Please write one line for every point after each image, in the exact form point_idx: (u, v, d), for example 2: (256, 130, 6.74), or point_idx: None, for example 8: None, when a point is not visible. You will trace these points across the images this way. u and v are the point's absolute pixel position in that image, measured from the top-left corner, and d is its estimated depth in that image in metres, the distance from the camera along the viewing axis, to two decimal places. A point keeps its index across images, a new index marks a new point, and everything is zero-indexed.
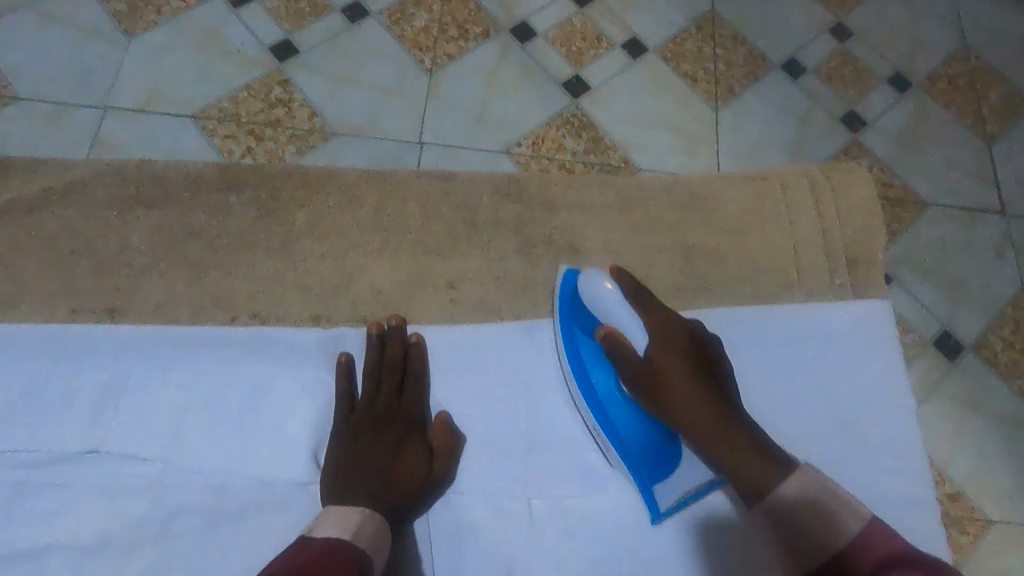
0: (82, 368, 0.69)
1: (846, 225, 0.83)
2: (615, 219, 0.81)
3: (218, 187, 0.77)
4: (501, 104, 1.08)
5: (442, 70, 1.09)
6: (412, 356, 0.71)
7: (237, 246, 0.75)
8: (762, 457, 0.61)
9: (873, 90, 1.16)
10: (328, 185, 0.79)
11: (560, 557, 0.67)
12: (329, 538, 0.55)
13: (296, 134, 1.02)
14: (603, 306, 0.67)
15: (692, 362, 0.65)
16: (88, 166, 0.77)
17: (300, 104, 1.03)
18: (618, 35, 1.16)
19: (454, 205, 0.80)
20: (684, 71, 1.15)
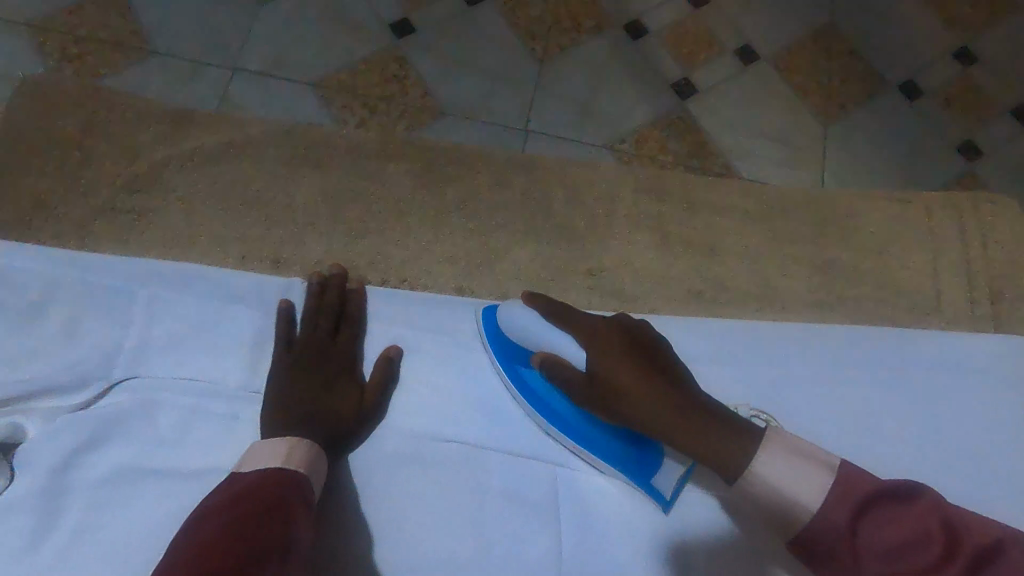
0: (247, 311, 0.74)
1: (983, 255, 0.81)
2: (749, 226, 0.82)
3: (373, 155, 0.82)
4: (609, 99, 1.09)
5: (554, 61, 1.10)
6: (349, 303, 0.73)
7: (388, 213, 0.80)
8: (728, 432, 0.56)
9: (1000, 120, 1.13)
10: (476, 165, 0.83)
11: (689, 550, 0.66)
12: (264, 469, 0.56)
13: (409, 111, 1.05)
14: (524, 326, 0.66)
15: (633, 357, 0.61)
16: (262, 126, 0.83)
17: (413, 82, 1.06)
18: (730, 40, 1.15)
19: (592, 196, 0.82)
20: (797, 82, 1.14)
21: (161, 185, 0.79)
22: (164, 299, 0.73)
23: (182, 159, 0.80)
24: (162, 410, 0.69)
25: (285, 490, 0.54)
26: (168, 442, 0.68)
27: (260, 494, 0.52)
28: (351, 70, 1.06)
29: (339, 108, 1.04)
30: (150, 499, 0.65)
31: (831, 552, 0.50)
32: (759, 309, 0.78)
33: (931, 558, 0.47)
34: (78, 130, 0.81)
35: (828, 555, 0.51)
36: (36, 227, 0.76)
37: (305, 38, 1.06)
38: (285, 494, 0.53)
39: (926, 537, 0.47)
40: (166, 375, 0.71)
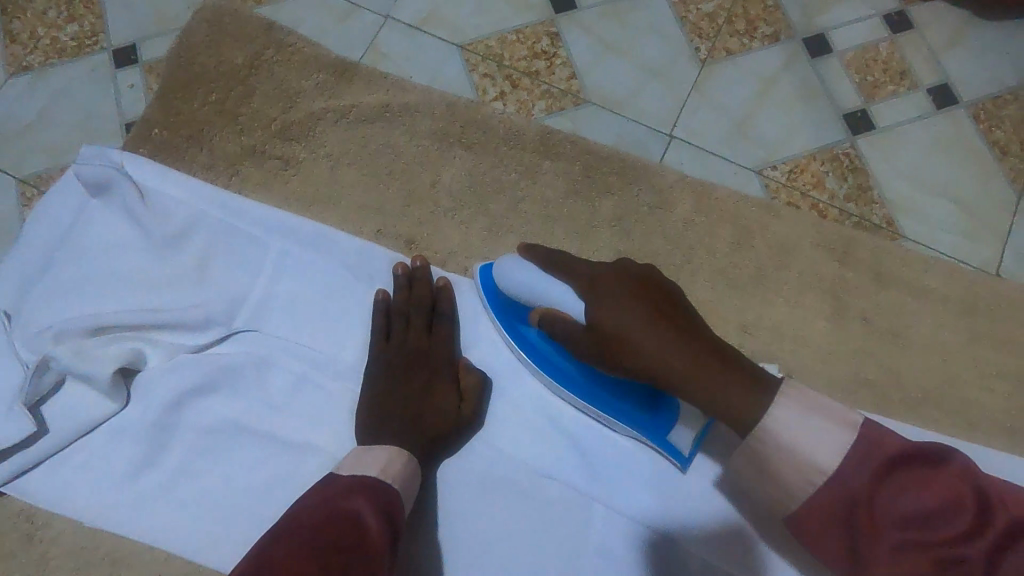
0: (372, 291, 0.71)
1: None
2: (945, 316, 0.69)
3: (532, 147, 0.75)
4: (770, 119, 0.90)
5: (717, 65, 0.92)
6: (440, 299, 0.69)
7: (534, 214, 0.73)
8: (739, 386, 0.51)
9: None
10: (637, 179, 0.74)
11: None
12: (353, 476, 0.56)
13: (550, 92, 0.89)
14: (522, 280, 0.60)
15: (637, 306, 0.54)
16: (424, 93, 0.78)
17: (563, 62, 0.90)
18: (927, 77, 0.93)
19: (764, 241, 0.71)
20: (997, 139, 0.90)
21: (313, 138, 0.76)
22: (295, 258, 0.71)
23: (338, 114, 0.77)
24: (275, 372, 0.67)
25: (370, 502, 0.53)
26: (277, 407, 0.66)
27: (342, 504, 0.52)
28: (501, 37, 0.91)
29: (481, 77, 0.89)
30: (252, 458, 0.65)
31: (849, 520, 0.47)
32: (940, 418, 0.66)
33: (959, 528, 0.44)
34: (244, 65, 0.79)
35: (845, 518, 0.47)
36: (189, 156, 0.76)
37: None
38: (370, 506, 0.53)
39: (957, 507, 0.44)
40: (285, 336, 0.69)
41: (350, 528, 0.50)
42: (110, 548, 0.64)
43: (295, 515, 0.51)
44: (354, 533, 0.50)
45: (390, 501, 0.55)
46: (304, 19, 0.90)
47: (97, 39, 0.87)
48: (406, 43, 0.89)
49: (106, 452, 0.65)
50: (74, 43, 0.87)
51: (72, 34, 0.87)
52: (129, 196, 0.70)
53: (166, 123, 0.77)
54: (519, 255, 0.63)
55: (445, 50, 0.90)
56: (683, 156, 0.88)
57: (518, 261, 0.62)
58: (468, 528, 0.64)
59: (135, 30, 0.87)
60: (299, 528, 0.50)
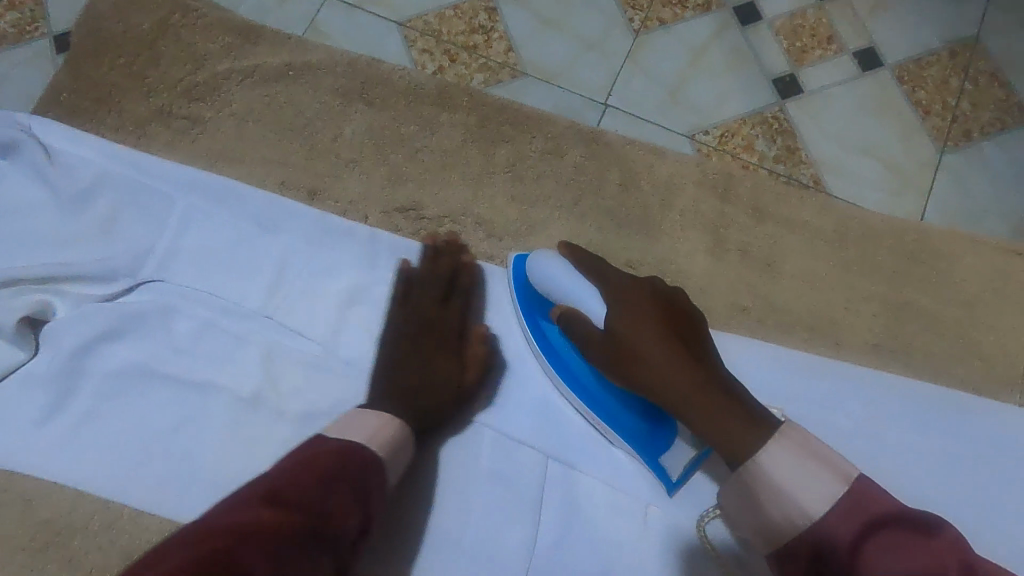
0: (274, 239, 0.73)
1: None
2: (820, 248, 0.72)
3: (430, 101, 0.78)
4: (702, 86, 0.94)
5: (649, 34, 0.95)
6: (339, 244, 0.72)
7: (432, 164, 0.76)
8: (738, 416, 0.52)
9: None
10: (531, 129, 0.77)
11: (660, 559, 0.65)
12: (340, 440, 0.55)
13: (487, 65, 0.92)
14: (556, 279, 0.63)
15: (665, 326, 0.57)
16: (329, 52, 0.80)
17: (500, 36, 0.93)
18: (853, 40, 0.97)
19: (650, 183, 0.75)
20: (919, 98, 0.95)
21: (221, 98, 0.78)
22: (199, 211, 0.74)
23: (243, 74, 0.79)
24: (180, 318, 0.70)
25: (347, 465, 0.53)
26: (180, 350, 0.69)
27: (321, 463, 0.52)
28: (439, 14, 0.94)
29: (419, 51, 0.92)
30: (155, 399, 0.68)
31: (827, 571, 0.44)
32: (808, 340, 0.70)
33: None
34: (154, 30, 0.81)
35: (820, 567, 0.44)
36: (98, 117, 0.78)
37: None
38: (348, 472, 0.52)
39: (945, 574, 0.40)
40: (189, 285, 0.71)
41: (323, 489, 0.50)
42: (23, 487, 0.67)
43: (273, 472, 0.50)
44: (329, 499, 0.49)
45: (372, 469, 0.55)
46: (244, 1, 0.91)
47: (38, 26, 0.87)
48: (345, 21, 0.92)
49: (13, 396, 0.67)
50: (14, 29, 0.87)
51: (11, 21, 0.88)
52: (37, 157, 0.73)
53: (81, 89, 0.79)
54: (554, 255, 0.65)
55: (384, 26, 0.92)
56: (619, 123, 0.92)
57: (557, 258, 0.64)
58: None
59: (58, 2, 0.88)
60: (295, 466, 0.51)
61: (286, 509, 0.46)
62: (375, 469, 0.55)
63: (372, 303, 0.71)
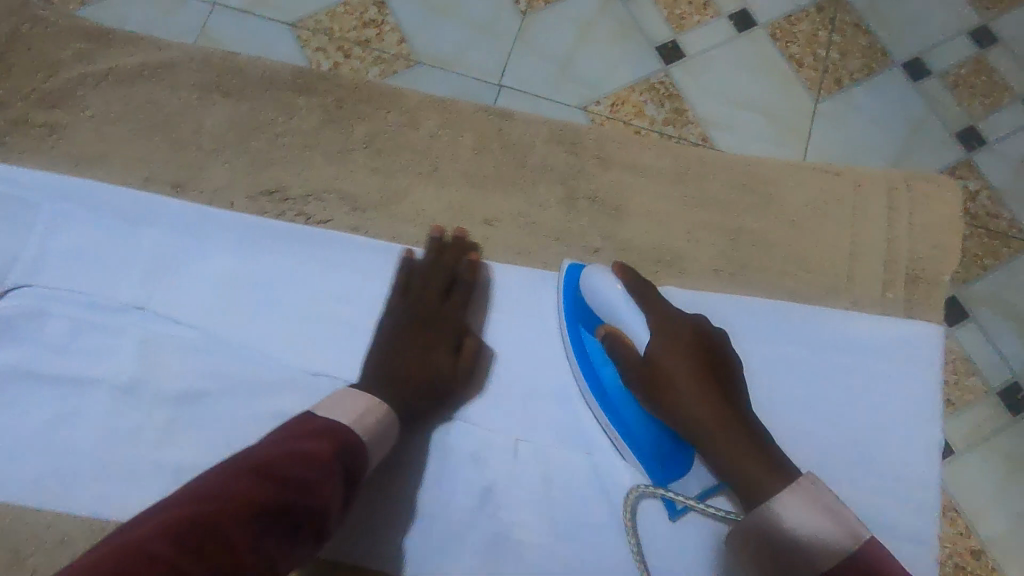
0: (142, 233, 0.75)
1: (913, 239, 0.77)
2: (661, 186, 0.78)
3: (286, 86, 0.81)
4: (590, 59, 1.00)
5: (537, 14, 0.99)
6: (206, 234, 0.75)
7: (293, 147, 0.78)
8: (758, 460, 0.59)
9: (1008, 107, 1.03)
10: (385, 104, 0.80)
11: (529, 488, 0.69)
12: (314, 418, 0.58)
13: (382, 58, 0.94)
14: (605, 300, 0.66)
15: (699, 361, 0.62)
16: (182, 49, 0.82)
17: (391, 28, 0.96)
18: (727, 5, 1.04)
19: (501, 144, 0.79)
20: (793, 53, 1.03)
21: (78, 104, 0.80)
22: (63, 213, 0.75)
23: (98, 78, 0.80)
24: (51, 318, 0.71)
25: (324, 445, 0.56)
26: (53, 349, 0.71)
27: (301, 445, 0.54)
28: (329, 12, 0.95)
29: (314, 50, 0.93)
30: (34, 399, 0.70)
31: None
32: (657, 273, 0.75)
33: None
34: (3, 41, 0.81)
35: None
36: None
37: None
38: (325, 457, 0.55)
39: None
40: (58, 286, 0.73)
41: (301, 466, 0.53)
42: None
43: (246, 454, 0.53)
44: (299, 481, 0.52)
45: (352, 450, 0.57)
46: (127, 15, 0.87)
47: None
48: (237, 28, 0.91)
49: None
50: None
51: None
52: None
53: None
54: (611, 270, 0.67)
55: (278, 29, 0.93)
56: (515, 100, 0.97)
57: (608, 274, 0.67)
58: (234, 429, 0.69)
59: None
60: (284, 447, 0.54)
61: (251, 492, 0.49)
62: (353, 450, 0.57)
63: (247, 284, 0.74)
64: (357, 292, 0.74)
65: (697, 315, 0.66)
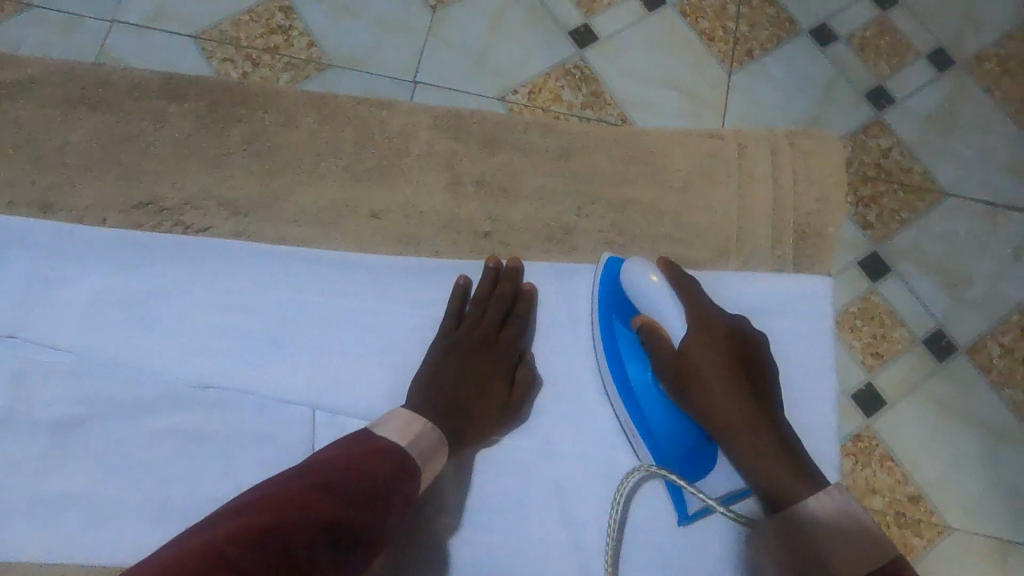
0: (10, 259, 0.71)
1: (806, 196, 0.78)
2: (544, 165, 0.77)
3: (156, 95, 0.78)
4: (503, 49, 1.00)
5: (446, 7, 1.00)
6: (78, 254, 0.72)
7: (166, 157, 0.76)
8: (783, 460, 0.59)
9: (910, 66, 1.06)
10: (261, 105, 0.78)
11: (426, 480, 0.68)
12: (387, 440, 0.58)
13: (293, 63, 0.95)
14: (642, 292, 0.65)
15: (735, 355, 0.63)
16: (44, 65, 0.79)
17: (299, 33, 0.97)
18: None
19: (382, 136, 0.78)
20: (703, 28, 1.05)
21: None
22: None
23: None
24: None
25: (387, 465, 0.56)
26: None
27: (368, 462, 0.55)
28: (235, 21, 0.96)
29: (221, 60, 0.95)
30: None
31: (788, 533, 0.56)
32: (549, 251, 0.75)
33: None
34: None
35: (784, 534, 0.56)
36: None
37: None
38: (393, 479, 0.56)
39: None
40: None
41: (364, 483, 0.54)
42: None
43: (311, 464, 0.55)
44: (369, 498, 0.53)
45: (410, 475, 0.57)
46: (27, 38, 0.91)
47: None
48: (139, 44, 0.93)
49: None
50: None
51: None
52: None
53: None
54: (644, 262, 0.66)
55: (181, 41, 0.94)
56: (431, 96, 0.97)
57: (646, 266, 0.66)
58: (119, 451, 0.67)
59: None
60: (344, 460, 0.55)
61: (316, 503, 0.50)
62: (412, 477, 0.57)
63: (124, 301, 0.71)
64: (242, 298, 0.71)
65: (741, 319, 0.66)
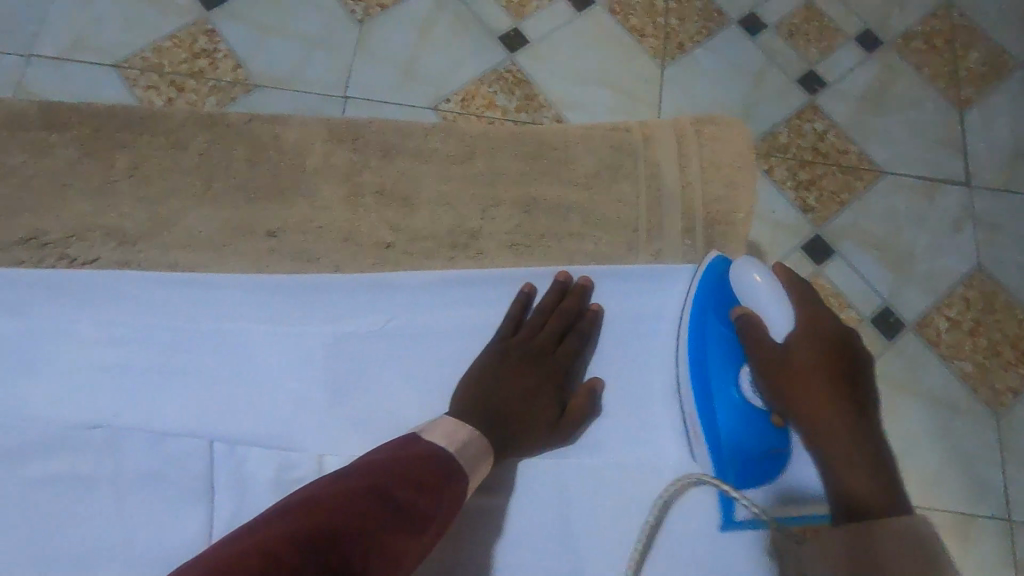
0: None
1: (729, 182, 0.76)
2: (448, 170, 0.75)
3: (37, 125, 0.74)
4: (433, 57, 1.01)
5: (374, 21, 1.02)
6: None
7: (47, 187, 0.72)
8: (877, 476, 0.55)
9: (839, 48, 1.07)
10: (147, 128, 0.75)
11: None
12: (443, 449, 0.56)
13: (218, 86, 0.97)
14: (756, 291, 0.65)
15: (843, 369, 0.60)
16: None
17: (224, 55, 0.98)
18: None
19: (277, 151, 0.75)
20: (632, 25, 1.06)
21: None
22: None
23: None
24: None
25: (435, 473, 0.53)
26: None
27: (415, 469, 0.52)
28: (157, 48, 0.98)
29: (144, 89, 0.96)
30: None
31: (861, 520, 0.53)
32: (454, 257, 0.73)
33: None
34: None
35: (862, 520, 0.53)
36: None
37: (103, 19, 0.98)
38: (438, 485, 0.53)
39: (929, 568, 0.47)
40: None
41: (404, 489, 0.50)
42: None
43: (360, 468, 0.52)
44: (411, 504, 0.50)
45: (460, 493, 0.54)
46: None
47: None
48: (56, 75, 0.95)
49: None
50: None
51: None
52: None
53: None
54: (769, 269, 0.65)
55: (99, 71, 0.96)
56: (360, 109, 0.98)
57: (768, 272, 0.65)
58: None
59: None
60: (389, 465, 0.52)
61: (359, 507, 0.48)
62: (460, 488, 0.54)
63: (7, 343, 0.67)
64: (132, 332, 0.68)
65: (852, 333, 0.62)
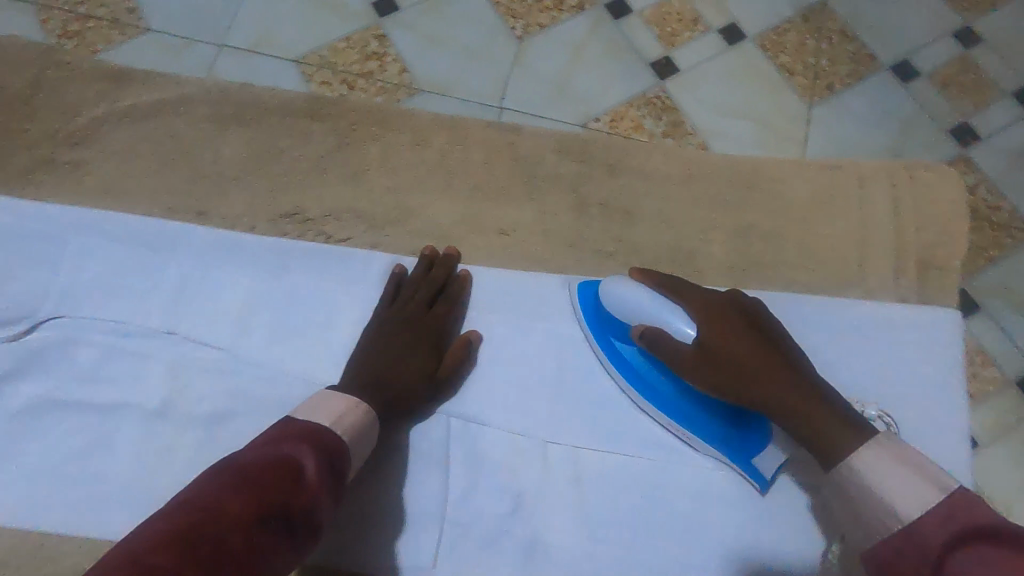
0: (169, 261, 0.76)
1: (944, 230, 0.78)
2: (666, 188, 0.80)
3: (302, 114, 0.84)
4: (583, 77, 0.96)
5: (531, 39, 0.97)
6: (230, 253, 0.77)
7: (308, 170, 0.81)
8: (838, 430, 0.57)
9: (994, 104, 0.98)
10: (395, 125, 0.83)
11: (566, 494, 0.67)
12: (305, 423, 0.56)
13: (386, 88, 0.93)
14: (638, 306, 0.64)
15: (742, 327, 0.62)
16: (198, 84, 0.85)
17: (393, 59, 0.94)
18: (717, 20, 1.01)
19: (514, 156, 0.82)
20: (782, 62, 0.99)
21: (99, 140, 0.82)
22: (91, 245, 0.77)
23: (121, 114, 0.84)
24: (80, 347, 0.73)
25: (308, 451, 0.53)
26: (86, 377, 0.72)
27: (287, 449, 0.52)
28: (331, 48, 0.94)
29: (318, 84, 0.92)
30: (63, 430, 0.70)
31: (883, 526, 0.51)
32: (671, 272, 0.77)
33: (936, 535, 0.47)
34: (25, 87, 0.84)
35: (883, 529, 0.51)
36: None
37: (285, 21, 0.95)
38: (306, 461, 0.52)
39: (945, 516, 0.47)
40: (88, 316, 0.74)
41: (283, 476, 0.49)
42: None
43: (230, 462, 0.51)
44: (284, 483, 0.49)
45: (339, 454, 0.55)
46: (145, 57, 0.91)
47: None
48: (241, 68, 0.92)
49: None
50: None
51: None
52: None
53: None
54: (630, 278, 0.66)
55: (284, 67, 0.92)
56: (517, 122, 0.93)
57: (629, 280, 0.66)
58: None
59: None
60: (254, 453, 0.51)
61: (224, 502, 0.46)
62: (341, 456, 0.55)
63: (273, 303, 0.75)
64: None
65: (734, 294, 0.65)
